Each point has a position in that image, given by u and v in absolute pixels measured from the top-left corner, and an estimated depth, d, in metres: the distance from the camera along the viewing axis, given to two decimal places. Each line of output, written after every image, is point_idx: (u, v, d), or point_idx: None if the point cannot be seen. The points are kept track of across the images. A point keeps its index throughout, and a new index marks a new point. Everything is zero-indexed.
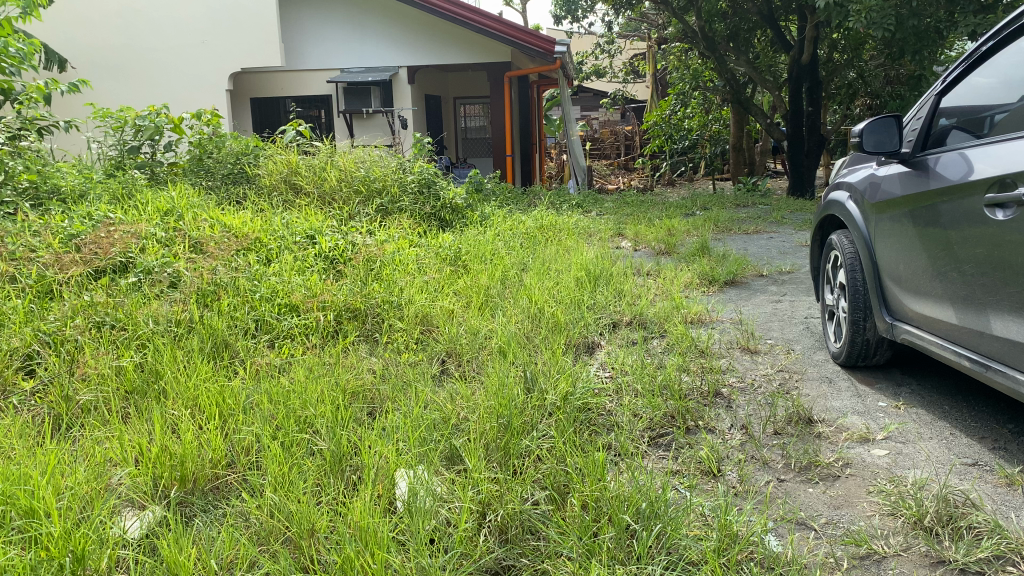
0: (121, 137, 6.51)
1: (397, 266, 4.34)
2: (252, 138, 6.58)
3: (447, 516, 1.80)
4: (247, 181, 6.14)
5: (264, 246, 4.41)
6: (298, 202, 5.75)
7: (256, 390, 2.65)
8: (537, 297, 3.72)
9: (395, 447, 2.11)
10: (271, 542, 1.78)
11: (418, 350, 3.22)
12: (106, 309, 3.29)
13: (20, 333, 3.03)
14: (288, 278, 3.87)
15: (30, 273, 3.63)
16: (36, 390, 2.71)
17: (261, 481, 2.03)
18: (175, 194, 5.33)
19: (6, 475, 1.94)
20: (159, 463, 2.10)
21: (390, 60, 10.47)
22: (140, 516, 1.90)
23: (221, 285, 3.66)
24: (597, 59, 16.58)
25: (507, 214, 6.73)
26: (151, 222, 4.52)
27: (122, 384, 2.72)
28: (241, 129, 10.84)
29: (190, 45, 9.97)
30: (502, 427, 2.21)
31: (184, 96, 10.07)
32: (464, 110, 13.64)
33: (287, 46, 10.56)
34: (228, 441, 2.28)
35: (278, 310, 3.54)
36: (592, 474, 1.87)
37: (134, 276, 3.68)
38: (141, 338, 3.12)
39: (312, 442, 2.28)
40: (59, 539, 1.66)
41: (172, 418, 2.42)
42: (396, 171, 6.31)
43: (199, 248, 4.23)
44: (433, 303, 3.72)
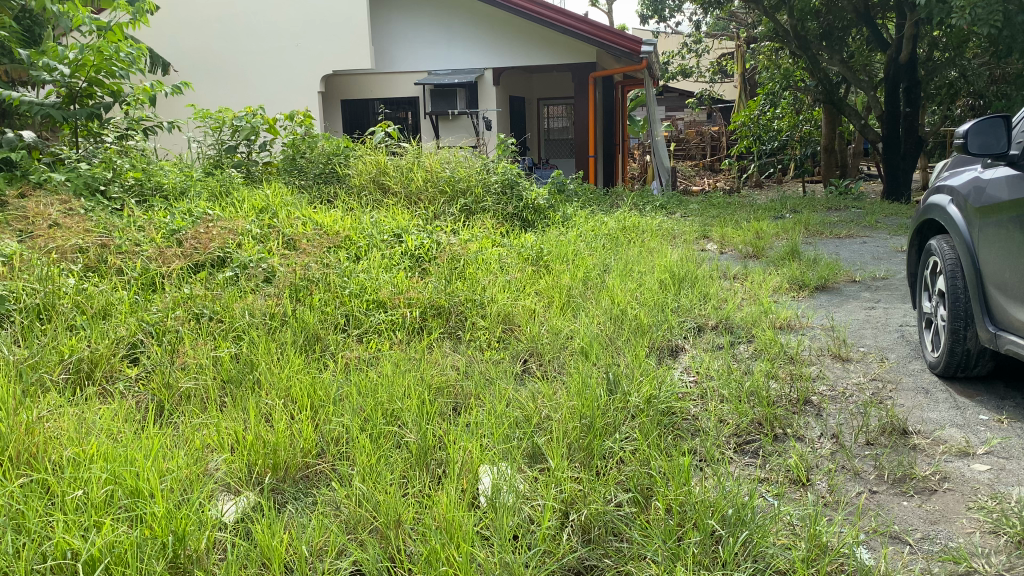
0: (220, 137, 6.78)
1: (480, 265, 4.38)
2: (342, 138, 6.76)
3: (530, 514, 1.82)
4: (337, 181, 6.31)
5: (353, 243, 4.53)
6: (386, 202, 5.88)
7: (346, 382, 2.73)
8: (620, 298, 3.71)
9: (480, 443, 2.14)
10: (358, 531, 1.84)
11: (501, 348, 3.25)
12: (205, 302, 3.44)
13: (127, 323, 3.19)
14: (376, 276, 3.96)
15: (135, 266, 3.81)
16: (139, 377, 2.86)
17: (349, 471, 2.10)
18: (270, 193, 5.52)
19: (114, 457, 2.06)
20: (253, 450, 2.19)
21: (477, 61, 10.56)
22: (236, 501, 1.99)
23: (313, 280, 3.78)
24: (684, 58, 16.33)
25: (589, 215, 6.70)
26: (247, 219, 4.70)
27: (219, 374, 2.84)
28: (331, 130, 11.12)
29: (284, 48, 10.29)
30: (585, 427, 2.21)
31: (278, 97, 10.39)
32: (548, 111, 13.67)
33: (377, 49, 10.81)
34: (318, 432, 2.36)
35: (366, 305, 3.64)
36: (677, 477, 1.86)
37: (231, 271, 3.83)
38: (237, 330, 3.25)
39: (399, 435, 2.34)
40: (162, 519, 1.73)
41: (266, 408, 2.52)
42: (480, 172, 6.38)
43: (292, 245, 4.37)
44: (516, 302, 3.76)
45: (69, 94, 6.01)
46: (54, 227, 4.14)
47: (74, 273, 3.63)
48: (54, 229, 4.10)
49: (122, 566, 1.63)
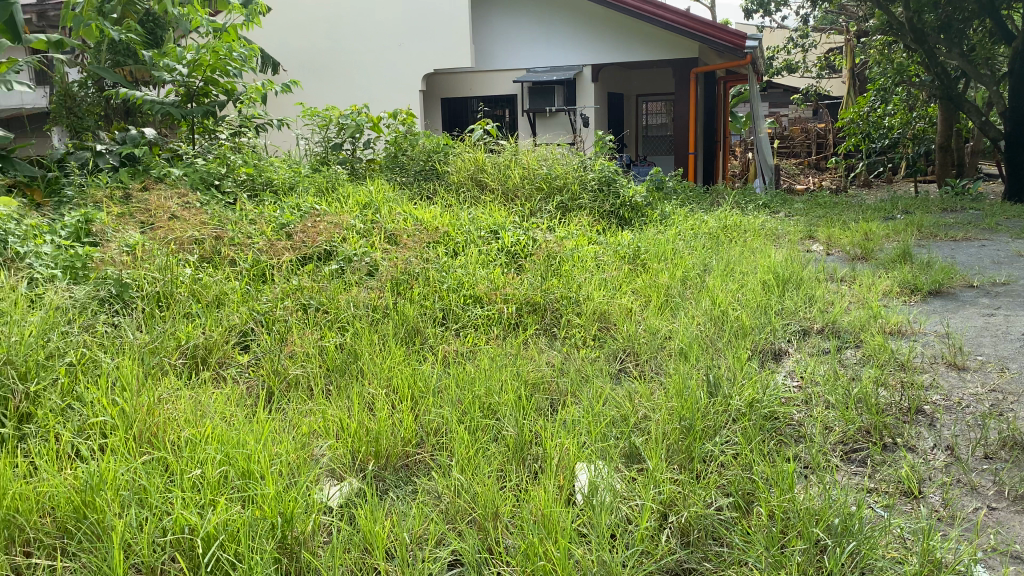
0: (326, 135, 7.03)
1: (576, 262, 4.38)
2: (443, 136, 6.87)
3: (628, 513, 1.81)
4: (437, 178, 6.42)
5: (452, 239, 4.60)
6: (483, 199, 5.94)
7: (445, 374, 2.79)
8: (721, 299, 3.63)
9: (577, 440, 2.14)
10: (457, 521, 1.87)
11: (595, 346, 3.24)
12: (312, 293, 3.57)
13: (239, 311, 3.34)
14: (473, 271, 4.01)
15: (247, 258, 3.98)
16: (249, 365, 2.99)
17: (448, 462, 2.14)
18: (372, 189, 5.67)
19: (227, 439, 2.16)
20: (357, 438, 2.27)
21: (576, 58, 10.55)
22: (340, 486, 2.06)
23: (413, 274, 3.86)
24: (790, 53, 15.84)
25: (688, 213, 6.55)
26: (352, 214, 4.84)
27: (325, 362, 2.96)
28: (431, 128, 11.30)
29: (388, 48, 10.49)
30: (684, 429, 2.18)
31: (381, 95, 10.60)
32: (647, 108, 13.56)
33: (477, 48, 10.94)
34: (418, 421, 2.43)
35: (464, 300, 3.68)
36: (780, 483, 1.81)
37: (337, 264, 3.97)
38: (342, 320, 3.37)
39: (498, 428, 2.36)
40: (271, 500, 1.81)
41: (369, 396, 2.60)
42: (577, 169, 6.36)
43: (393, 240, 4.48)
44: (612, 300, 3.73)
45: (186, 94, 6.34)
46: (173, 220, 4.34)
47: (191, 263, 3.82)
48: (173, 221, 4.30)
49: (235, 544, 1.70)
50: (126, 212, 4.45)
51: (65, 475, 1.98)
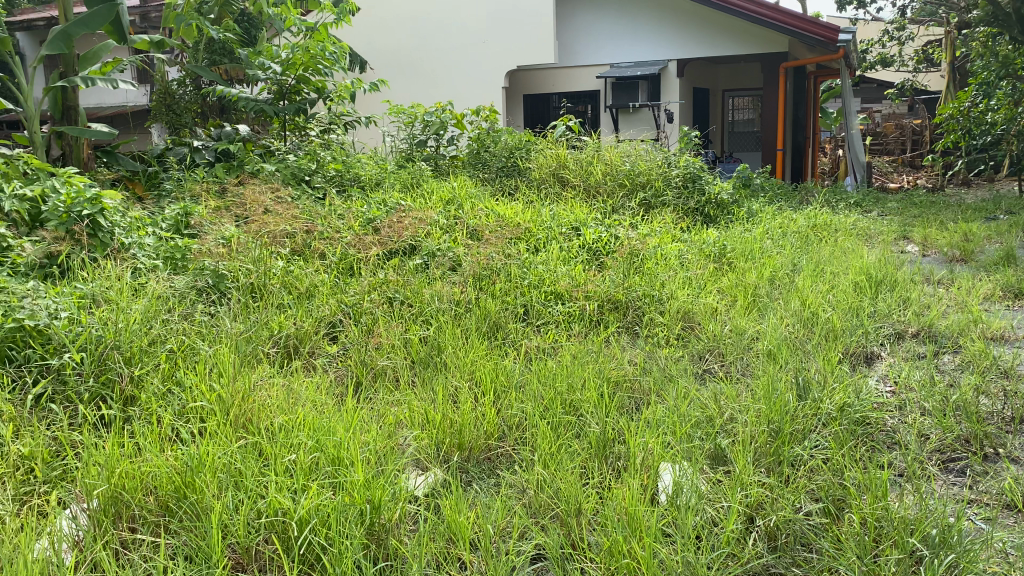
0: (411, 131, 7.16)
1: (660, 260, 4.34)
2: (525, 132, 6.90)
3: (714, 515, 1.79)
4: (519, 174, 6.44)
5: (534, 236, 4.61)
6: (565, 195, 5.93)
7: (527, 370, 2.81)
8: (811, 300, 3.54)
9: (661, 439, 2.13)
10: (541, 516, 1.89)
11: (679, 346, 3.20)
12: (397, 287, 3.64)
13: (328, 303, 3.44)
14: (555, 268, 4.01)
15: (336, 251, 4.09)
16: (338, 355, 3.08)
17: (531, 456, 2.16)
18: (456, 184, 5.74)
19: (318, 426, 2.23)
20: (441, 429, 2.31)
21: (661, 54, 10.41)
22: (424, 477, 2.10)
23: (495, 270, 3.89)
24: (885, 46, 15.26)
25: (776, 211, 6.38)
26: (436, 210, 4.91)
27: (410, 355, 3.03)
28: (513, 124, 11.33)
29: (472, 45, 10.44)
30: (772, 433, 2.14)
31: (464, 93, 10.57)
32: (734, 103, 13.32)
33: (560, 43, 10.91)
34: (501, 415, 2.45)
35: (545, 296, 3.70)
36: (873, 490, 1.76)
37: (421, 259, 4.03)
38: (426, 314, 3.43)
39: (580, 425, 2.37)
40: (360, 487, 1.85)
41: (453, 389, 2.65)
42: (661, 165, 6.27)
43: (476, 236, 4.53)
44: (697, 300, 3.68)
45: (279, 91, 6.52)
46: (267, 213, 4.50)
47: (283, 256, 3.95)
48: (267, 215, 4.45)
49: (325, 528, 1.75)
50: (223, 206, 4.62)
51: (166, 455, 2.08)
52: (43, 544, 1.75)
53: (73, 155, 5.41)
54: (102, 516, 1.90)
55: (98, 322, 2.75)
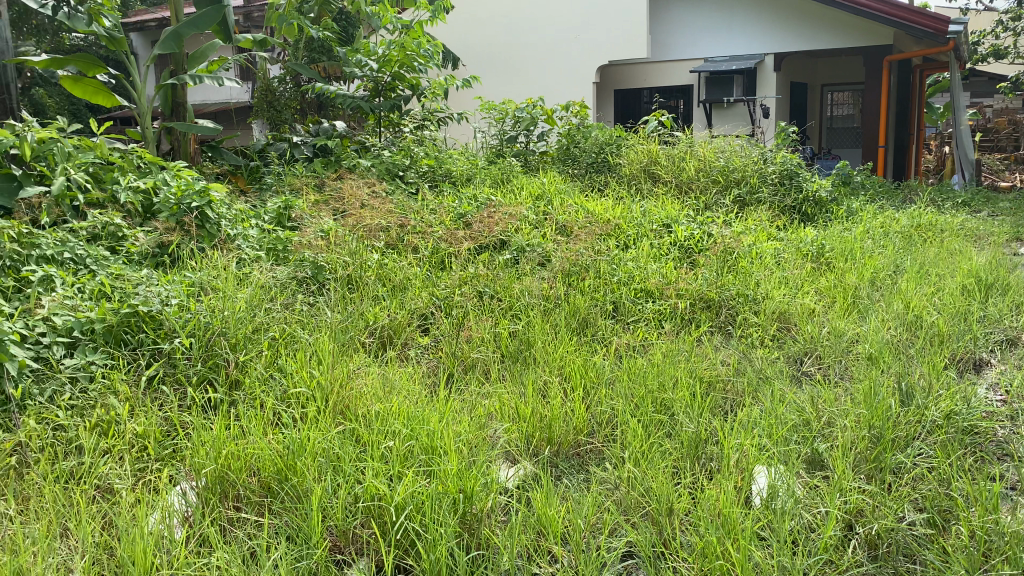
0: (502, 127, 7.22)
1: (755, 259, 4.23)
2: (616, 128, 6.84)
3: (810, 521, 1.76)
4: (609, 170, 6.40)
5: (623, 232, 4.58)
6: (656, 191, 5.88)
7: (617, 367, 2.79)
8: (915, 303, 3.41)
9: (756, 441, 2.09)
10: (632, 513, 1.89)
11: (774, 347, 3.13)
12: (487, 281, 3.68)
13: (420, 296, 3.51)
14: (645, 265, 3.98)
15: (428, 245, 4.16)
16: (430, 347, 3.15)
17: (621, 453, 2.16)
18: (546, 180, 5.76)
19: (412, 415, 2.28)
20: (531, 423, 2.33)
21: (757, 48, 10.18)
22: (514, 470, 2.12)
23: (585, 266, 3.88)
24: (998, 36, 14.48)
25: (877, 210, 6.14)
26: (526, 205, 4.93)
27: (500, 349, 3.06)
28: (603, 120, 11.26)
29: (564, 41, 10.10)
30: (873, 439, 2.08)
31: (556, 88, 10.26)
32: (833, 98, 12.92)
33: (654, 38, 10.76)
34: (590, 412, 2.45)
35: (636, 294, 3.68)
36: (982, 503, 1.69)
37: (511, 254, 4.06)
38: (515, 309, 3.45)
39: (671, 424, 2.35)
40: (453, 476, 1.89)
41: (543, 384, 2.66)
42: (757, 162, 6.12)
43: (565, 231, 4.53)
44: (793, 300, 3.59)
45: (375, 88, 6.66)
46: (363, 207, 4.60)
47: (377, 249, 4.04)
48: (363, 209, 4.55)
49: (420, 515, 1.80)
50: (322, 199, 4.76)
51: (269, 439, 2.17)
52: (157, 517, 1.85)
53: (182, 149, 5.65)
54: (209, 494, 2.00)
55: (206, 309, 2.89)
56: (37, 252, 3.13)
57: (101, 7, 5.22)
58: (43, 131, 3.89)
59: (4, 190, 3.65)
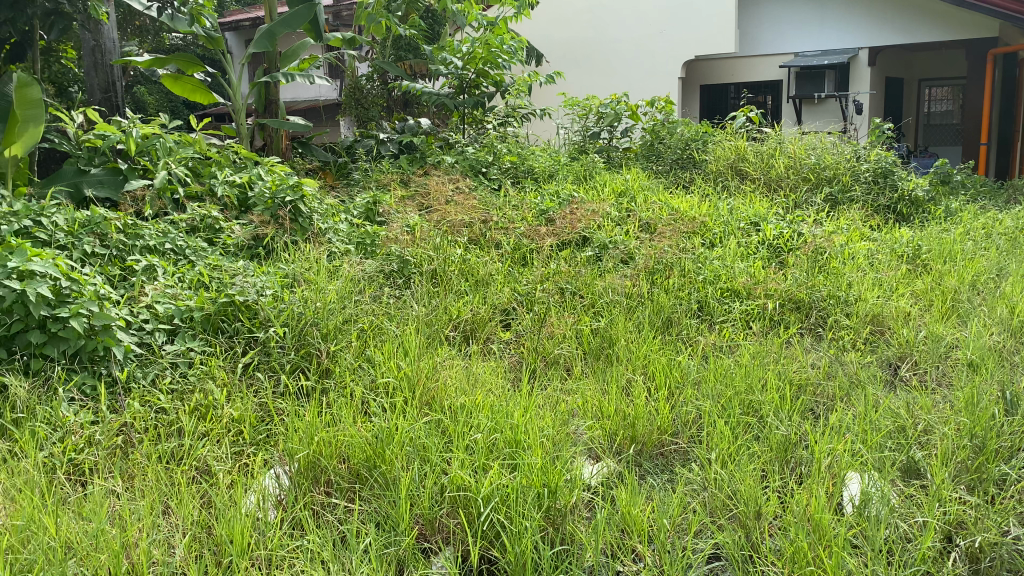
0: (586, 124, 7.20)
1: (847, 259, 4.11)
2: (702, 124, 6.72)
3: (906, 531, 1.71)
4: (694, 166, 6.31)
5: (709, 230, 4.50)
6: (744, 188, 5.77)
7: (702, 367, 2.76)
8: (1021, 308, 3.25)
9: (848, 446, 2.04)
10: (718, 515, 1.87)
11: (868, 351, 3.03)
12: (570, 277, 3.68)
13: (503, 291, 3.54)
14: (732, 264, 3.91)
15: (510, 241, 4.19)
16: (511, 342, 3.18)
17: (707, 454, 2.14)
18: (629, 176, 5.71)
19: (496, 408, 2.31)
20: (614, 421, 2.33)
21: (850, 41, 9.83)
22: (597, 466, 2.13)
23: (669, 264, 3.83)
24: None
25: (979, 210, 5.86)
26: (609, 201, 4.91)
27: (583, 346, 3.06)
28: (687, 116, 11.08)
29: (649, 36, 9.95)
30: (974, 448, 2.00)
31: (640, 84, 10.11)
32: (931, 94, 12.41)
33: (742, 32, 10.53)
34: (674, 412, 2.43)
35: (722, 293, 3.62)
36: None
37: (593, 250, 4.06)
38: (598, 306, 3.44)
39: (758, 426, 2.31)
40: (538, 470, 1.90)
41: (627, 381, 2.65)
42: (849, 159, 5.93)
43: (649, 228, 4.49)
44: (888, 302, 3.47)
45: (459, 86, 6.74)
46: (447, 203, 4.64)
47: (461, 244, 4.08)
48: (447, 204, 4.60)
49: (505, 507, 1.82)
50: (408, 195, 4.85)
51: (358, 427, 2.23)
52: (253, 500, 1.91)
53: (274, 145, 5.83)
54: (301, 478, 2.07)
55: (299, 300, 2.99)
56: (141, 242, 3.27)
57: (203, 8, 5.43)
58: (146, 127, 4.09)
59: (111, 184, 3.87)
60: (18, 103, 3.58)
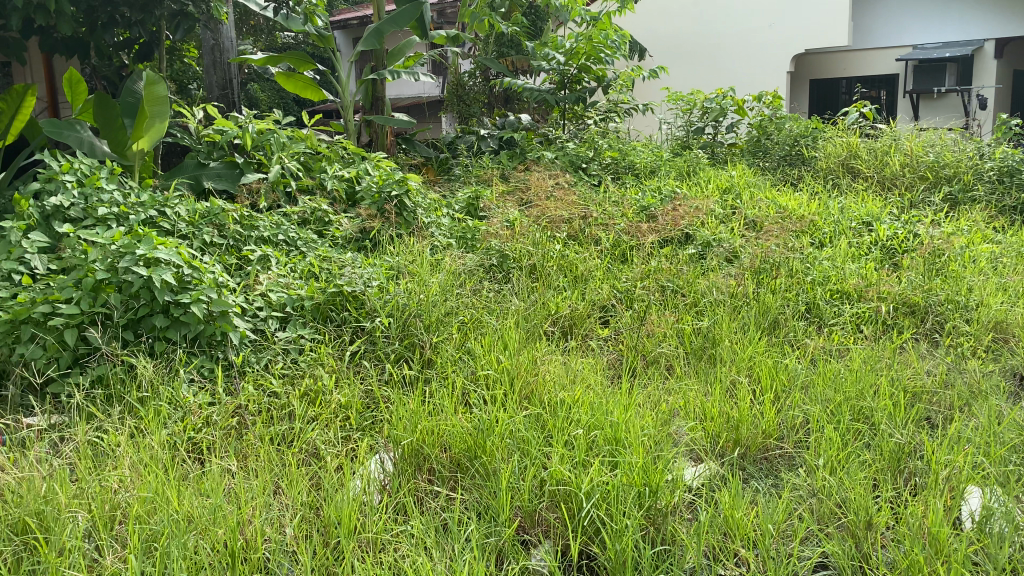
0: (690, 119, 7.08)
1: (968, 262, 3.91)
2: (813, 119, 6.50)
3: None
4: (803, 163, 6.12)
5: (818, 230, 4.36)
6: (856, 186, 5.56)
7: (810, 371, 2.68)
8: None
9: (969, 459, 1.94)
10: (826, 523, 1.82)
11: (989, 360, 2.88)
12: (671, 275, 3.63)
13: (602, 288, 3.53)
14: (843, 265, 3.77)
15: (610, 237, 4.17)
16: (610, 339, 3.16)
17: (814, 460, 2.08)
18: (734, 173, 5.59)
19: (595, 404, 2.30)
20: (716, 423, 2.28)
21: (975, 33, 9.34)
22: (698, 468, 2.09)
23: (776, 263, 3.73)
24: None
25: None
26: (713, 198, 4.81)
27: (685, 345, 3.02)
28: (795, 111, 10.61)
29: (757, 29, 9.66)
30: None
31: (747, 79, 9.82)
32: None
33: (856, 24, 10.09)
34: (780, 416, 2.37)
35: (831, 295, 3.51)
36: None
37: (695, 248, 3.99)
38: (701, 305, 3.39)
39: (869, 434, 2.23)
40: (639, 469, 1.89)
41: (732, 384, 2.60)
42: (972, 157, 5.62)
43: (755, 226, 4.38)
44: (1013, 309, 3.28)
45: (561, 81, 6.75)
46: (548, 198, 4.65)
47: (560, 240, 4.09)
48: (548, 199, 4.60)
49: (606, 503, 1.82)
50: (509, 189, 4.89)
51: (460, 417, 2.27)
52: (359, 484, 1.97)
53: (380, 141, 5.97)
54: (405, 465, 2.12)
55: (404, 291, 3.07)
56: (256, 234, 3.42)
57: (316, 8, 5.60)
58: (261, 123, 4.28)
59: (228, 177, 4.05)
60: (147, 100, 3.78)
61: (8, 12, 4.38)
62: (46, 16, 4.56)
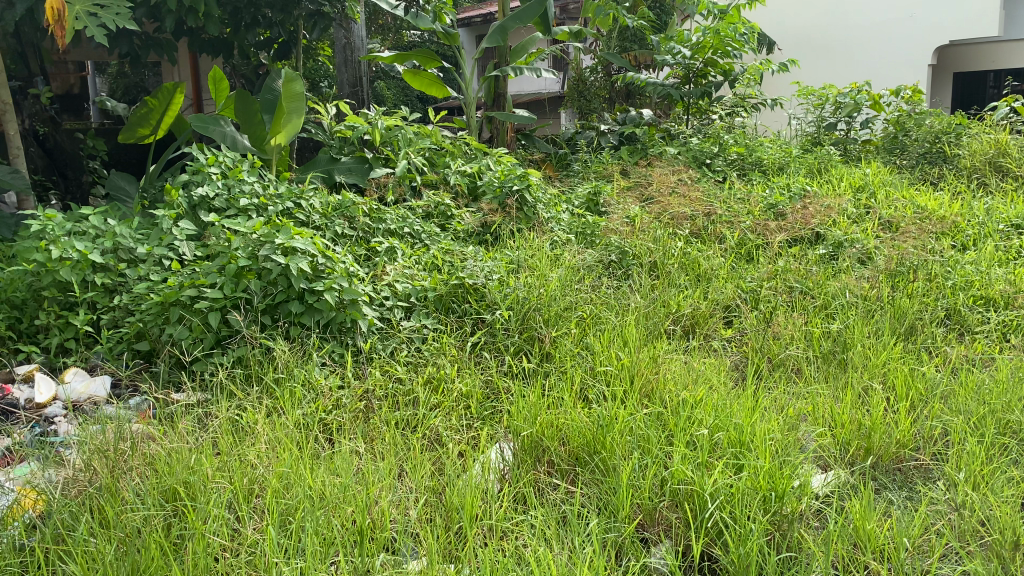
0: (822, 113, 6.81)
1: None
2: (957, 115, 6.12)
3: None
4: (944, 161, 5.78)
5: (961, 231, 4.12)
6: (1005, 185, 5.21)
7: (951, 380, 2.54)
8: None
9: None
10: (967, 541, 1.72)
11: None
12: (799, 277, 3.51)
13: (726, 287, 3.45)
14: (988, 269, 3.55)
15: (734, 235, 4.08)
16: (733, 339, 3.09)
17: (954, 474, 1.97)
18: (869, 171, 5.34)
19: (718, 405, 2.26)
20: (846, 430, 2.20)
21: None
22: (826, 475, 2.02)
23: (914, 266, 3.54)
24: None
25: None
26: (846, 197, 4.62)
27: (813, 348, 2.92)
28: (936, 107, 9.98)
29: (897, 20, 9.15)
30: None
31: (884, 72, 9.33)
32: None
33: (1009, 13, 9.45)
34: (916, 426, 2.26)
35: (974, 301, 3.31)
36: None
37: (824, 248, 3.85)
38: (830, 308, 3.27)
39: (1016, 450, 2.10)
40: (765, 473, 1.84)
41: (864, 390, 2.49)
42: None
43: (890, 227, 4.17)
44: None
45: (685, 76, 6.59)
46: (672, 194, 4.58)
47: (682, 237, 4.02)
48: (671, 195, 4.54)
49: (730, 506, 1.78)
50: (631, 185, 4.85)
51: (581, 411, 2.27)
52: (481, 471, 2.01)
53: (501, 137, 6.04)
54: (525, 456, 2.15)
55: (524, 286, 3.11)
56: (383, 226, 3.54)
57: (444, 6, 5.72)
58: (390, 119, 4.42)
59: (358, 171, 4.20)
60: (285, 96, 3.96)
61: (163, 14, 4.70)
62: (196, 18, 4.86)
